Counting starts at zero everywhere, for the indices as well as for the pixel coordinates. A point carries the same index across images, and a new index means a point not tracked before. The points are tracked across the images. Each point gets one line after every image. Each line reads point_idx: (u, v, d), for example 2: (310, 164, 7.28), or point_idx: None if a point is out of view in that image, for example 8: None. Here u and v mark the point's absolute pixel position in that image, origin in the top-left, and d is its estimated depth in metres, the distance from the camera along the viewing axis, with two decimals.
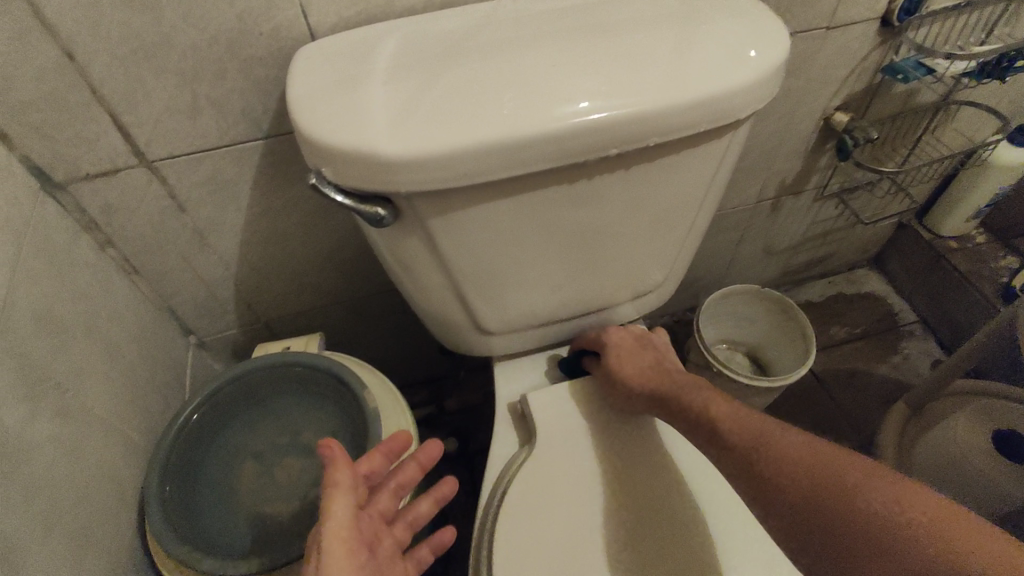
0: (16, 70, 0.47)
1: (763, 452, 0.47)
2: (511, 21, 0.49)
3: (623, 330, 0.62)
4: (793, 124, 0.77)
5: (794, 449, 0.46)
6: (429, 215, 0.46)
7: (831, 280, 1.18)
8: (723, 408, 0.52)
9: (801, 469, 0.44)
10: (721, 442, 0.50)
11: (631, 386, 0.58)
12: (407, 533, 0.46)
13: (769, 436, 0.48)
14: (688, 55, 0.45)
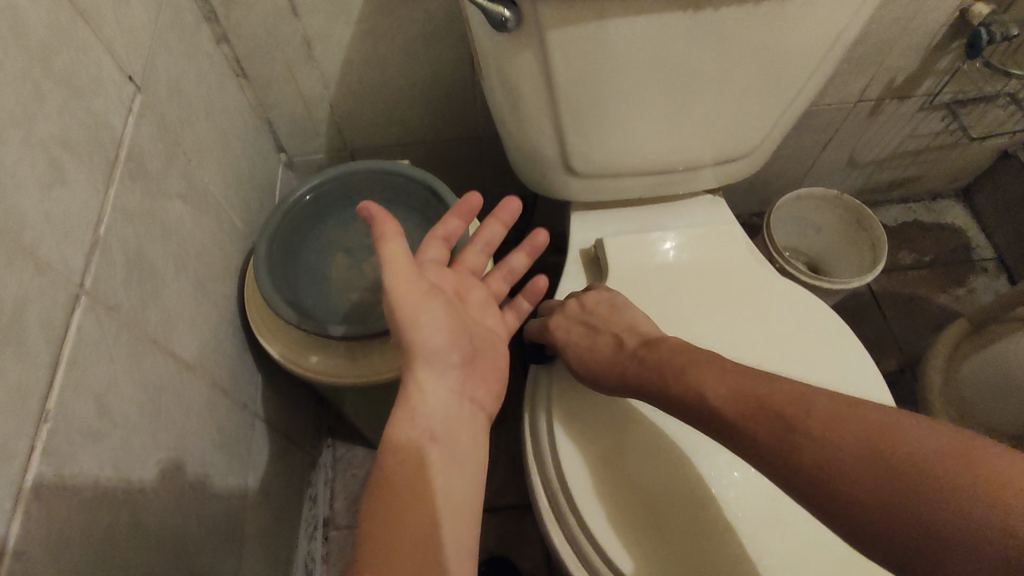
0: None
1: (781, 439, 0.41)
2: None
3: (567, 318, 0.60)
4: (922, 12, 0.72)
5: (819, 425, 0.40)
6: (551, 26, 0.46)
7: (912, 206, 1.13)
8: (719, 380, 0.46)
9: (831, 450, 0.39)
10: (725, 427, 0.44)
11: (597, 376, 0.55)
12: (503, 284, 0.55)
13: (782, 428, 0.41)
14: None
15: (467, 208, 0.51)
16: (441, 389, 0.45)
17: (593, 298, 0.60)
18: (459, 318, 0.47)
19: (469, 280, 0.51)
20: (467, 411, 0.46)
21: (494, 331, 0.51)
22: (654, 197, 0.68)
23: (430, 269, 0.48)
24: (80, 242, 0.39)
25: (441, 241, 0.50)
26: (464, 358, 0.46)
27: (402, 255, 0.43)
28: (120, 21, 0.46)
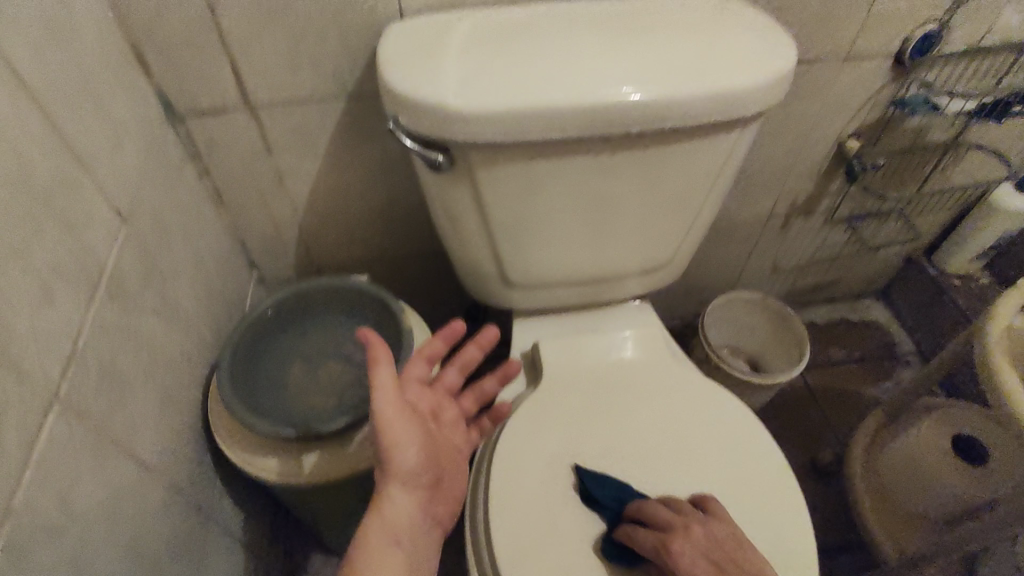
0: (167, 11, 0.58)
1: None
2: (563, 18, 0.59)
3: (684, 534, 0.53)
4: (809, 142, 0.86)
5: None
6: (480, 167, 0.56)
7: (836, 306, 1.24)
8: None
9: None
10: None
11: None
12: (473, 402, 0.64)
13: None
14: (706, 61, 0.56)
15: (449, 332, 0.60)
16: (408, 506, 0.49)
17: (719, 529, 0.54)
18: (431, 439, 0.52)
19: (443, 399, 0.59)
20: (426, 529, 0.50)
21: (458, 447, 0.57)
22: (585, 304, 0.76)
23: (412, 385, 0.55)
24: (58, 353, 0.44)
25: (423, 359, 0.57)
26: (432, 480, 0.51)
27: (387, 385, 0.48)
28: (113, 164, 0.54)
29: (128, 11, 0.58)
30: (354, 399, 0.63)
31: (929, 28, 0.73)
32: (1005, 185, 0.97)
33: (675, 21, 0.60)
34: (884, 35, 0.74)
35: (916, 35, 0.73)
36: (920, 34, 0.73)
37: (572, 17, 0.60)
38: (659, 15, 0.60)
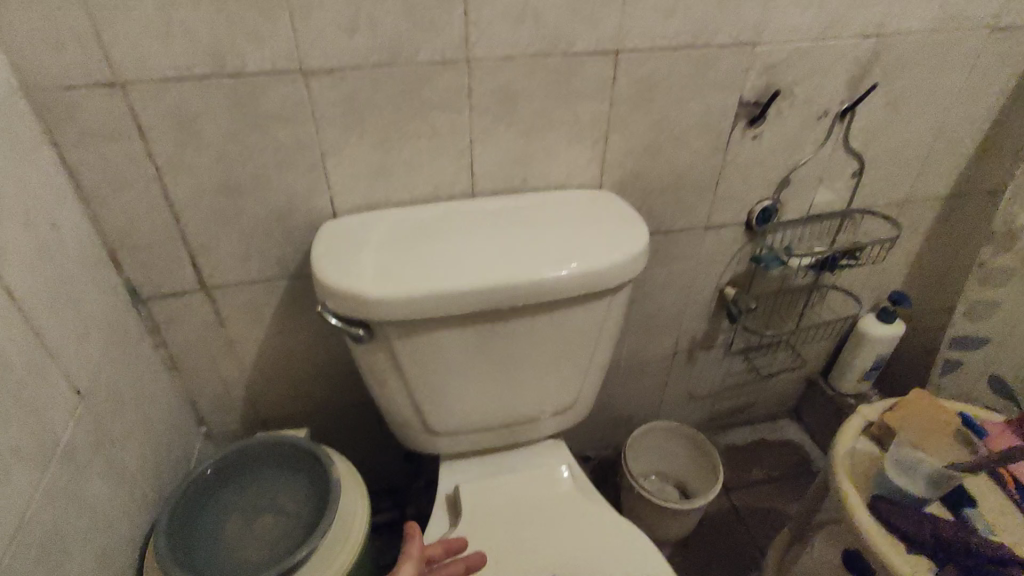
0: (138, 221, 0.70)
1: None
2: (464, 217, 0.75)
3: None
4: (693, 290, 1.01)
5: None
6: (395, 336, 0.67)
7: (755, 427, 1.35)
8: None
9: None
10: None
11: None
12: None
13: None
14: (577, 246, 0.70)
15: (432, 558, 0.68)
16: None
17: None
18: None
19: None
20: None
21: None
22: (504, 445, 0.85)
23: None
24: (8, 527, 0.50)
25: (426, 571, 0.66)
26: None
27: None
28: (77, 350, 0.64)
29: (104, 222, 0.69)
30: (283, 548, 0.68)
31: (765, 203, 0.92)
32: (871, 317, 1.14)
33: (554, 214, 0.76)
34: (733, 209, 0.92)
35: (756, 208, 0.92)
36: (759, 208, 0.92)
37: (472, 216, 0.75)
38: (541, 211, 0.76)
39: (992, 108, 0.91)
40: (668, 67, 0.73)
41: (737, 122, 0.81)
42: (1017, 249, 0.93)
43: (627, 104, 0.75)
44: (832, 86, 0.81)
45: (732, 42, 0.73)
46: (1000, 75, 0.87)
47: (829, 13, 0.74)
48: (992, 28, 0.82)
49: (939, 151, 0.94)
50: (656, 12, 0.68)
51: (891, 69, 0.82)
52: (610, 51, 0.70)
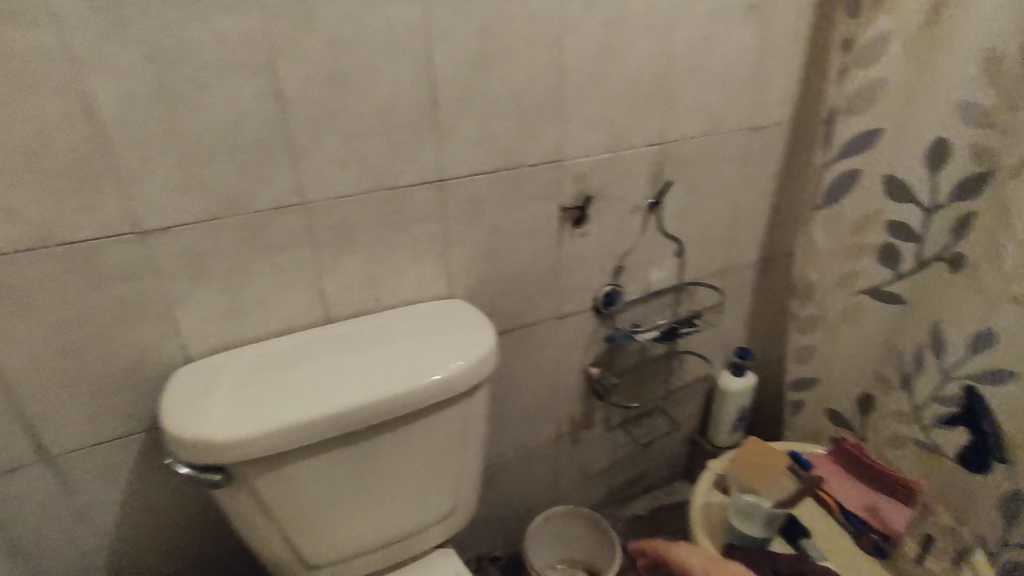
0: None
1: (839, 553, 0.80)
2: (321, 343, 0.78)
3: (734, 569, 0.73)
4: (561, 375, 1.08)
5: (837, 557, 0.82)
6: (255, 474, 0.68)
7: (653, 494, 1.41)
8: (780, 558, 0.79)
9: None
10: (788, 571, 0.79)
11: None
12: None
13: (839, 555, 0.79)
14: (427, 357, 0.75)
15: None
16: None
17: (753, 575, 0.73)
18: None
19: None
20: None
21: None
22: (392, 563, 0.84)
23: None
24: None
25: None
26: None
27: None
28: None
29: None
30: None
31: (607, 288, 1.03)
32: (724, 372, 1.27)
33: (408, 328, 0.81)
34: (579, 298, 1.02)
35: (600, 294, 1.02)
36: (602, 292, 1.02)
37: (328, 340, 0.78)
38: (396, 326, 0.81)
39: (770, 187, 1.10)
40: (489, 187, 0.84)
41: (563, 224, 0.93)
42: (817, 298, 1.10)
43: (460, 222, 0.84)
44: (636, 186, 0.95)
45: (542, 161, 0.86)
46: (768, 161, 1.06)
47: (616, 130, 0.88)
48: (750, 129, 1.01)
49: (739, 226, 1.11)
50: (469, 145, 0.79)
51: (680, 167, 0.98)
52: (435, 180, 0.80)
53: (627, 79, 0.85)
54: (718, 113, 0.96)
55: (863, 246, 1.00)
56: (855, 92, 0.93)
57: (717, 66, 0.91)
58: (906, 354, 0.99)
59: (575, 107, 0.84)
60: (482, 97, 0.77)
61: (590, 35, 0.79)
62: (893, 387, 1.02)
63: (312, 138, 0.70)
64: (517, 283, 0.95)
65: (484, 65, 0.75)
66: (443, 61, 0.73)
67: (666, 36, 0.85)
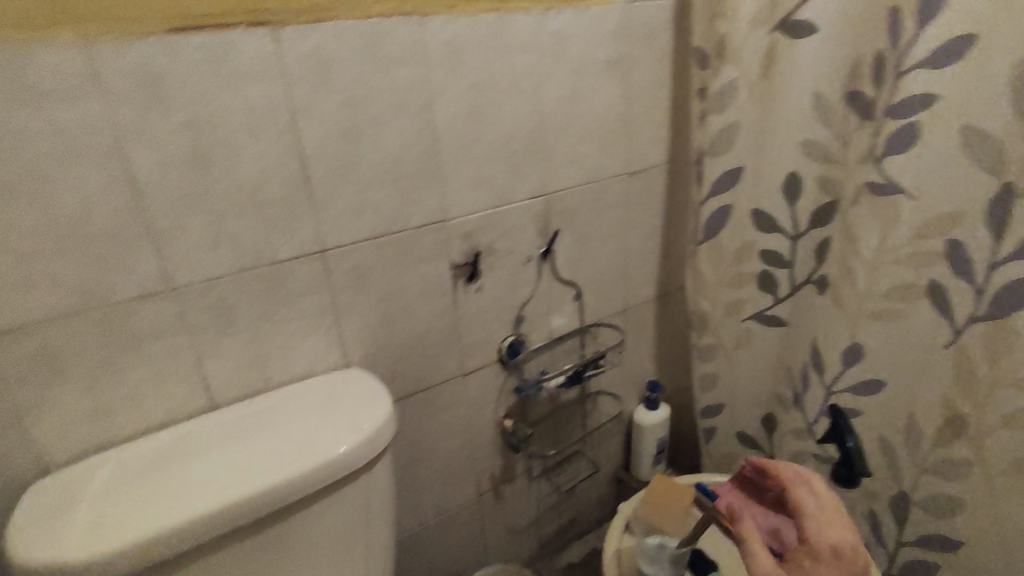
0: None
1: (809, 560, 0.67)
2: (201, 435, 0.73)
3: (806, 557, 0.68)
4: (475, 431, 1.07)
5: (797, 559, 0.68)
6: None
7: (586, 539, 1.39)
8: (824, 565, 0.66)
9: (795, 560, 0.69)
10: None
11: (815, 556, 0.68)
12: None
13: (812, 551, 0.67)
14: (318, 437, 0.72)
15: None
16: None
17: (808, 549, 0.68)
18: None
19: None
20: None
21: None
22: None
23: None
24: None
25: None
26: None
27: None
28: None
29: None
30: None
31: (509, 339, 1.03)
32: (639, 407, 1.29)
33: (298, 408, 0.78)
34: (483, 352, 1.02)
35: (503, 345, 1.03)
36: (505, 344, 1.03)
37: (210, 431, 0.74)
38: (285, 407, 0.78)
39: (655, 227, 1.16)
40: (374, 253, 0.83)
41: (456, 281, 0.93)
42: (711, 327, 1.15)
43: (347, 291, 0.83)
44: (525, 238, 0.98)
45: (426, 223, 0.86)
46: (649, 203, 1.12)
47: (497, 186, 0.91)
48: (627, 174, 1.06)
49: (631, 266, 1.16)
50: (347, 213, 0.79)
51: (566, 216, 1.01)
52: (315, 252, 0.78)
53: (502, 139, 0.88)
54: (594, 162, 1.01)
55: (743, 275, 1.06)
56: (714, 136, 1.00)
57: (587, 120, 0.97)
58: (794, 373, 1.05)
59: (453, 169, 0.86)
60: (355, 166, 0.77)
61: (458, 100, 0.82)
62: (789, 405, 1.07)
63: (174, 221, 0.68)
64: (415, 345, 0.94)
65: (353, 135, 0.76)
66: (310, 134, 0.73)
67: (534, 96, 0.89)
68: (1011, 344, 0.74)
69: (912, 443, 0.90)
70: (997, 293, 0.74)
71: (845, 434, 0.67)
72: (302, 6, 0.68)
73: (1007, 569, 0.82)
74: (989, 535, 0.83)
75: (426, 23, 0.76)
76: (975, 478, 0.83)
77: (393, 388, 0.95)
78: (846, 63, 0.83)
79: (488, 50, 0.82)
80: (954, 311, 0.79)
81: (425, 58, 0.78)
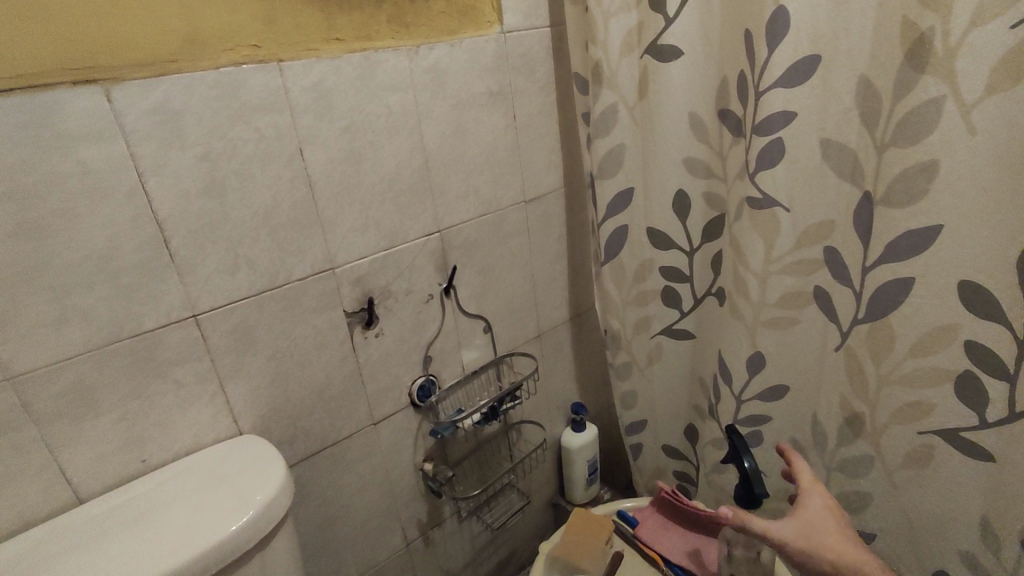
0: None
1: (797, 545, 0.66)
2: (64, 537, 0.65)
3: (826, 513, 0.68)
4: (394, 480, 1.02)
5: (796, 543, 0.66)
6: None
7: (528, 571, 1.36)
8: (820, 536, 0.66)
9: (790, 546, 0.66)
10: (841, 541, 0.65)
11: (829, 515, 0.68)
12: None
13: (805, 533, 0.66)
14: (203, 517, 0.66)
15: None
16: None
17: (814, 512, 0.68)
18: None
19: None
20: None
21: None
22: None
23: None
24: None
25: None
26: None
27: None
28: None
29: None
30: None
31: (419, 380, 0.99)
32: (566, 431, 1.28)
33: (171, 492, 0.70)
34: (393, 398, 0.97)
35: (413, 388, 0.99)
36: (416, 386, 0.99)
37: (73, 531, 0.65)
38: (157, 493, 0.70)
39: (560, 251, 1.16)
40: (255, 311, 0.78)
41: (353, 329, 0.89)
42: (624, 345, 1.15)
43: (229, 355, 0.77)
44: (423, 276, 0.95)
45: (312, 272, 0.82)
46: (551, 227, 1.12)
47: (386, 227, 0.88)
48: (524, 201, 1.06)
49: (541, 291, 1.15)
50: (219, 273, 0.74)
51: (465, 250, 0.99)
52: (186, 317, 0.72)
53: (385, 179, 0.86)
54: (490, 193, 1.00)
55: (648, 292, 1.07)
56: (603, 158, 1.01)
57: (475, 153, 0.95)
58: (706, 383, 1.07)
59: (335, 214, 0.82)
60: (221, 222, 0.72)
61: (330, 144, 0.79)
62: (705, 415, 1.08)
63: (5, 301, 0.60)
64: (316, 401, 0.88)
65: (217, 189, 0.71)
66: (164, 192, 0.67)
67: (414, 133, 0.87)
68: (890, 342, 0.76)
69: (819, 443, 0.92)
70: (871, 296, 0.77)
71: (742, 454, 0.70)
72: (140, 60, 0.63)
73: (915, 557, 0.84)
74: (896, 526, 0.85)
75: (284, 69, 0.73)
76: (877, 473, 0.85)
77: (295, 449, 0.88)
78: (713, 83, 0.86)
79: (359, 91, 0.80)
80: (838, 313, 0.82)
81: (288, 104, 0.74)
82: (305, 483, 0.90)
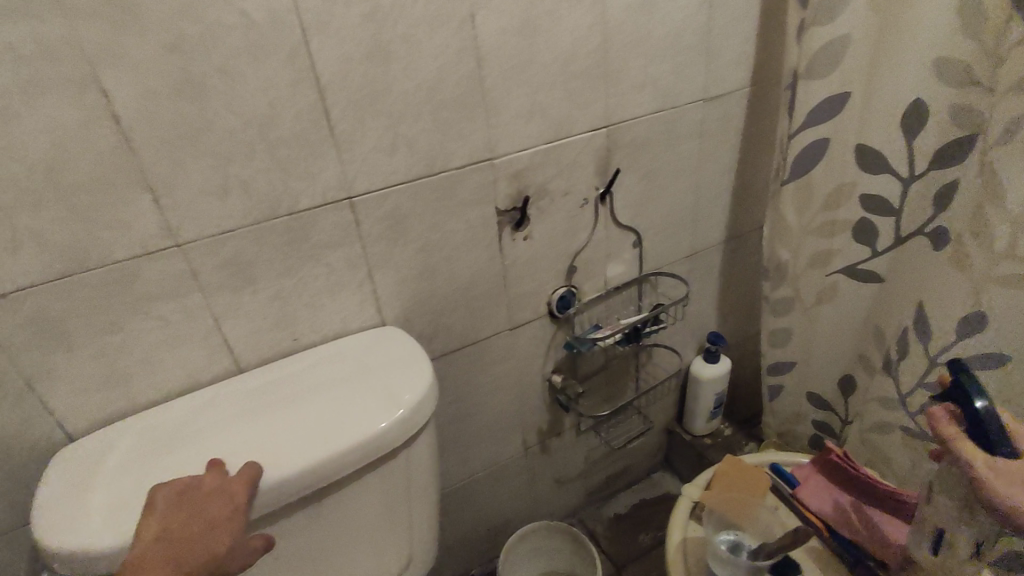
0: None
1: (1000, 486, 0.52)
2: (225, 404, 0.66)
3: None
4: (524, 386, 0.98)
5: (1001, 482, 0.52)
6: None
7: (635, 488, 1.34)
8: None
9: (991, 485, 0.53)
10: None
11: None
12: None
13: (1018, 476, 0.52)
14: (354, 411, 0.64)
15: None
16: None
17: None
18: None
19: None
20: None
21: None
22: None
23: None
24: None
25: None
26: None
27: None
28: None
29: None
30: None
31: (562, 290, 0.92)
32: (698, 360, 1.18)
33: (319, 377, 0.69)
34: (533, 305, 0.91)
35: (554, 297, 0.91)
36: (557, 296, 0.91)
37: (233, 400, 0.66)
38: (305, 377, 0.69)
39: (733, 162, 1.00)
40: (410, 199, 0.72)
41: (503, 229, 0.81)
42: (790, 279, 1.01)
43: (380, 242, 0.72)
44: (582, 177, 0.84)
45: (470, 161, 0.73)
46: (729, 133, 0.96)
47: (555, 116, 0.77)
48: (706, 98, 0.90)
49: (703, 206, 1.01)
50: (377, 152, 0.67)
51: (631, 151, 0.86)
52: (341, 198, 0.67)
53: (560, 58, 0.73)
54: (669, 86, 0.85)
55: (839, 221, 0.91)
56: (817, 52, 0.82)
57: (662, 34, 0.80)
58: (889, 335, 0.92)
59: (502, 95, 0.72)
60: (384, 96, 0.64)
61: (506, 9, 0.67)
62: (877, 370, 0.94)
63: (172, 166, 0.57)
64: (460, 299, 0.83)
65: (382, 56, 0.62)
66: (327, 57, 0.60)
67: (598, 3, 0.73)
68: None
69: None
70: None
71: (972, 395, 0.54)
72: None
73: None
74: None
75: None
76: None
77: (434, 345, 0.84)
78: None
79: None
80: None
81: None
82: (441, 379, 0.88)
